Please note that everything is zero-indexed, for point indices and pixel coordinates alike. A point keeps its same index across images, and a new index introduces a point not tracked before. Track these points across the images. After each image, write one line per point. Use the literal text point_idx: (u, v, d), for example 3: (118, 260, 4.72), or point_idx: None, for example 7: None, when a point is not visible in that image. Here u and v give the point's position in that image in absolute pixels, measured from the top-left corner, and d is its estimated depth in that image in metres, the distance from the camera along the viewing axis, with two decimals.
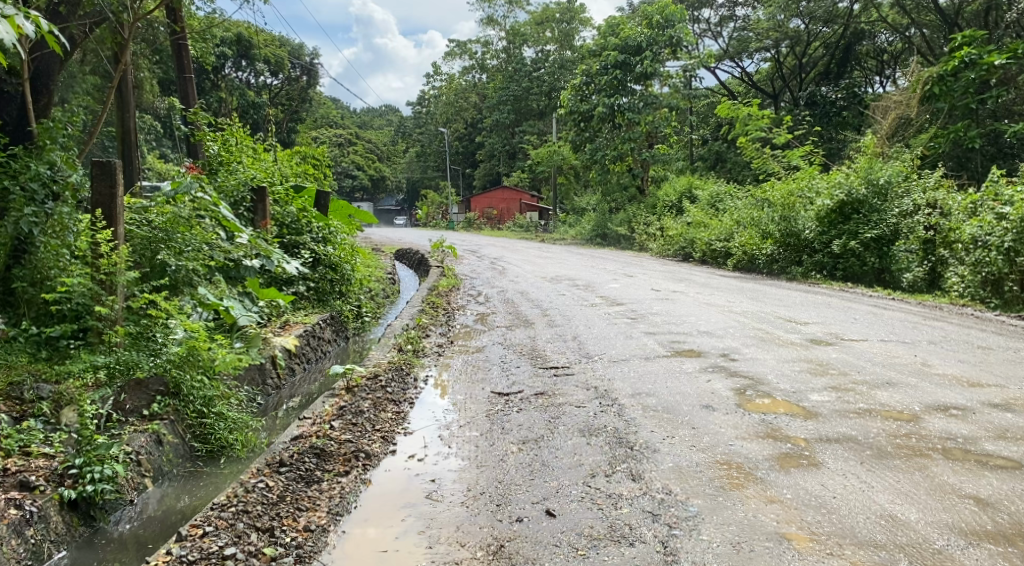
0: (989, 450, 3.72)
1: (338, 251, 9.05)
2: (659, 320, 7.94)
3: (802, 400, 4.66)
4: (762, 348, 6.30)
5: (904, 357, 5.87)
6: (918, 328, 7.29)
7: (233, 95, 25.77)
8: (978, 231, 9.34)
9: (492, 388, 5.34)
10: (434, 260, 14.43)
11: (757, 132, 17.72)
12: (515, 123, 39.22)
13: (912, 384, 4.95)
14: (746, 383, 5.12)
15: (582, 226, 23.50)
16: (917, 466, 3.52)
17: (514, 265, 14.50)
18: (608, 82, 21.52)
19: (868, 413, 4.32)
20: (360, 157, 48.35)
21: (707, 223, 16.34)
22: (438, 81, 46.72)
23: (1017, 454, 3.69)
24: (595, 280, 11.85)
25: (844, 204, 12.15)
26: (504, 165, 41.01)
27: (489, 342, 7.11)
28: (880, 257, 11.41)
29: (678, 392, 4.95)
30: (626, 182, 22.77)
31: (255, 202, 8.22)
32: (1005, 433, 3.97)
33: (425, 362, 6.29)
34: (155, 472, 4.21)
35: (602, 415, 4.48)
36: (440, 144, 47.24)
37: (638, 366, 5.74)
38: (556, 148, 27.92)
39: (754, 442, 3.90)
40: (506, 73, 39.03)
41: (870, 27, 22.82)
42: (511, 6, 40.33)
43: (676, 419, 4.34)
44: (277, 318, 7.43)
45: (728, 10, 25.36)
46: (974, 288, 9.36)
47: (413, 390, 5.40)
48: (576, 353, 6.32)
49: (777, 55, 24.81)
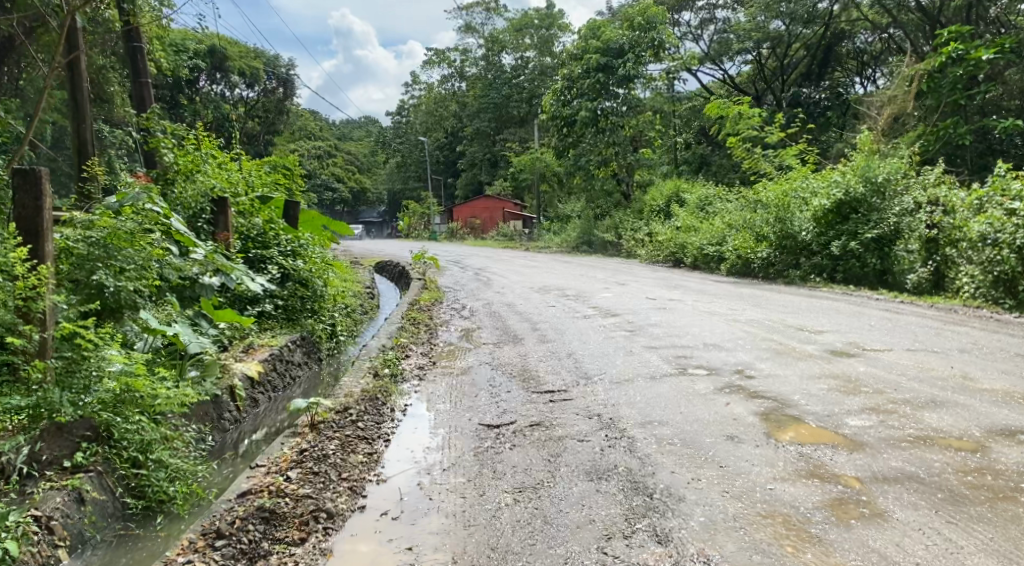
0: None
1: (310, 266, 8.34)
2: (660, 332, 7.28)
3: (840, 426, 4.00)
4: (780, 362, 5.64)
5: (940, 369, 5.22)
6: (942, 335, 6.66)
7: (209, 108, 25.05)
8: (986, 228, 8.79)
9: (479, 419, 4.64)
10: (416, 272, 13.71)
11: (749, 131, 17.11)
12: (497, 131, 38.57)
13: (961, 403, 4.31)
14: (771, 406, 4.45)
15: (568, 234, 22.87)
16: (1007, 516, 2.88)
17: (499, 275, 13.82)
18: (589, 86, 20.87)
19: (923, 442, 3.66)
20: (340, 169, 47.55)
21: (698, 227, 15.74)
22: (417, 90, 46.10)
23: None
24: (586, 289, 11.20)
25: (841, 204, 11.58)
26: (485, 174, 40.31)
27: (476, 361, 6.41)
28: (881, 258, 10.79)
29: (696, 419, 4.28)
30: (610, 188, 22.19)
31: (217, 213, 7.56)
32: None
33: (404, 389, 5.59)
34: (72, 539, 3.55)
35: (609, 452, 3.81)
36: (421, 153, 46.54)
37: (645, 388, 5.07)
38: (538, 155, 27.41)
39: (797, 485, 3.23)
40: (485, 81, 38.30)
41: (850, 27, 22.44)
42: (490, 13, 39.72)
43: (699, 455, 3.68)
44: (241, 342, 6.72)
45: (708, 13, 24.91)
46: (984, 288, 8.76)
47: (389, 424, 4.70)
48: (573, 374, 5.64)
49: (758, 57, 24.43)
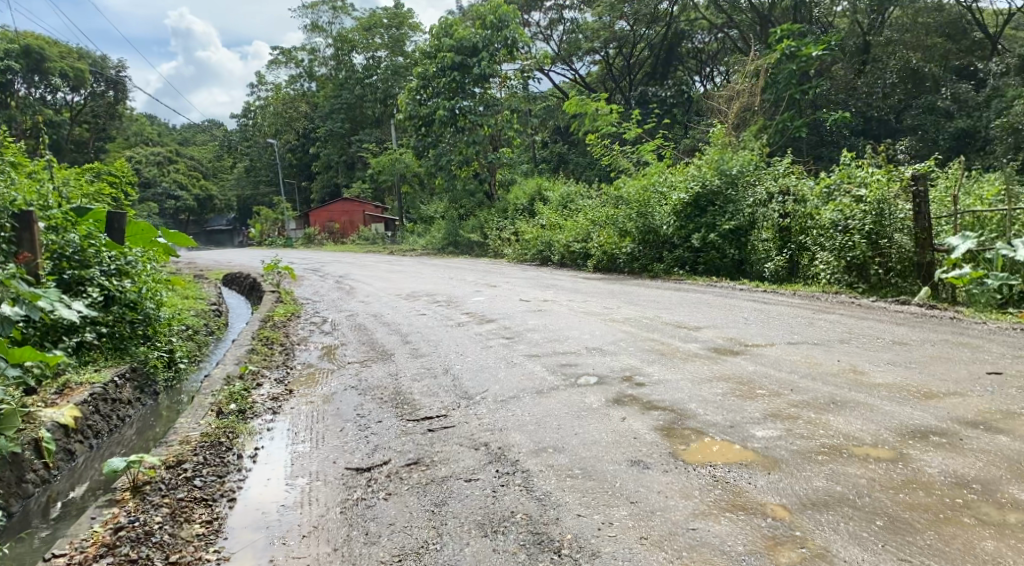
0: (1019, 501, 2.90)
1: (139, 285, 7.08)
2: (539, 338, 6.82)
3: (747, 438, 3.65)
4: (668, 366, 5.31)
5: (828, 363, 5.06)
6: (815, 325, 6.61)
7: (23, 113, 22.17)
8: (837, 216, 8.94)
9: (346, 460, 3.95)
10: (268, 285, 12.56)
11: (607, 127, 17.22)
12: (350, 133, 36.87)
13: (860, 402, 4.11)
14: (671, 419, 4.07)
15: (432, 235, 22.16)
16: (949, 549, 2.66)
17: (362, 282, 12.95)
18: (446, 84, 20.22)
19: (839, 453, 3.38)
20: (183, 175, 44.00)
21: (563, 224, 15.60)
22: (263, 91, 43.56)
23: None
24: (455, 294, 10.63)
25: (699, 197, 11.66)
26: (341, 176, 38.58)
27: (339, 387, 5.62)
28: (739, 248, 10.98)
29: (592, 441, 3.81)
30: (472, 188, 21.56)
31: (19, 231, 6.12)
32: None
33: (254, 426, 4.76)
34: None
35: (503, 494, 3.28)
36: (270, 156, 43.89)
37: (533, 406, 4.56)
38: (397, 156, 26.47)
39: (723, 523, 2.87)
40: (335, 81, 36.69)
41: (689, 27, 23.33)
42: (336, 11, 38.06)
43: (603, 487, 3.23)
44: (52, 382, 5.55)
45: (557, 13, 25.02)
46: (838, 274, 8.91)
47: (235, 476, 3.92)
48: (451, 395, 5.01)
49: (606, 57, 24.82)
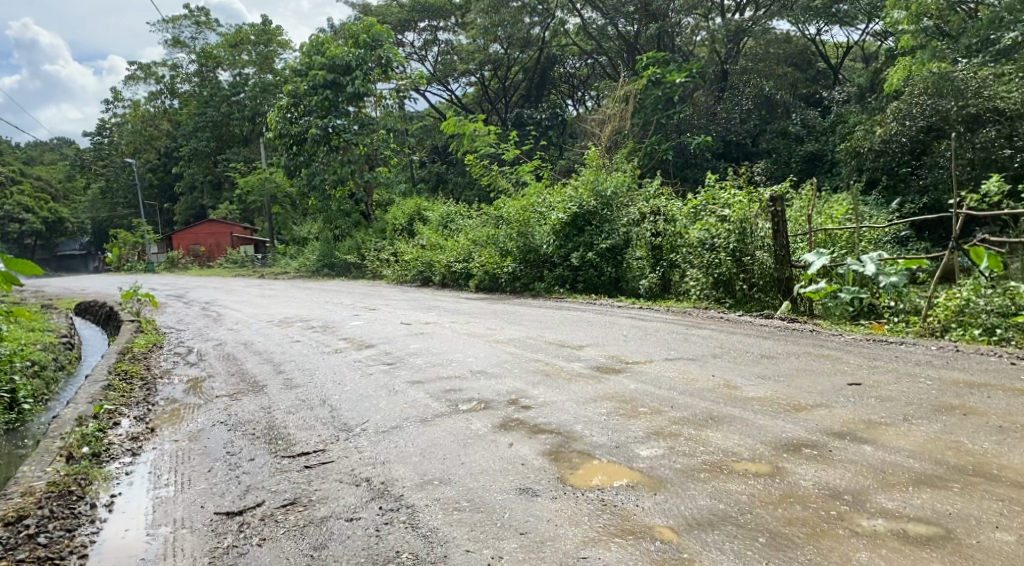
0: (883, 509, 3.07)
1: None
2: (421, 363, 6.64)
3: (632, 459, 3.68)
4: (552, 387, 5.29)
5: (704, 379, 5.23)
6: (689, 341, 6.85)
7: None
8: (704, 234, 9.40)
9: (214, 504, 3.63)
10: (125, 313, 11.59)
11: (485, 148, 17.31)
12: (216, 152, 35.08)
13: (736, 416, 4.25)
14: (557, 442, 4.04)
15: (307, 257, 21.36)
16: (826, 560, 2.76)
17: (231, 309, 12.23)
18: (318, 103, 19.63)
19: (720, 469, 3.46)
20: (25, 197, 40.20)
21: (443, 244, 15.47)
22: (118, 107, 40.74)
23: (908, 508, 3.08)
24: (332, 319, 10.22)
25: (576, 217, 11.93)
26: (207, 197, 36.58)
27: (207, 423, 5.20)
28: (615, 266, 11.28)
29: (479, 470, 3.70)
30: (348, 209, 20.77)
31: None
32: (886, 477, 3.34)
33: (110, 471, 4.30)
34: None
35: (388, 533, 3.11)
36: (127, 176, 40.95)
37: (417, 435, 4.40)
38: (268, 176, 25.40)
39: (614, 550, 2.85)
40: (199, 98, 34.87)
41: (560, 52, 24.04)
42: (199, 26, 36.29)
43: (492, 519, 3.13)
44: None
45: (431, 35, 25.03)
46: (706, 289, 9.35)
47: (87, 529, 3.51)
48: (330, 427, 4.75)
49: (481, 79, 25.15)
